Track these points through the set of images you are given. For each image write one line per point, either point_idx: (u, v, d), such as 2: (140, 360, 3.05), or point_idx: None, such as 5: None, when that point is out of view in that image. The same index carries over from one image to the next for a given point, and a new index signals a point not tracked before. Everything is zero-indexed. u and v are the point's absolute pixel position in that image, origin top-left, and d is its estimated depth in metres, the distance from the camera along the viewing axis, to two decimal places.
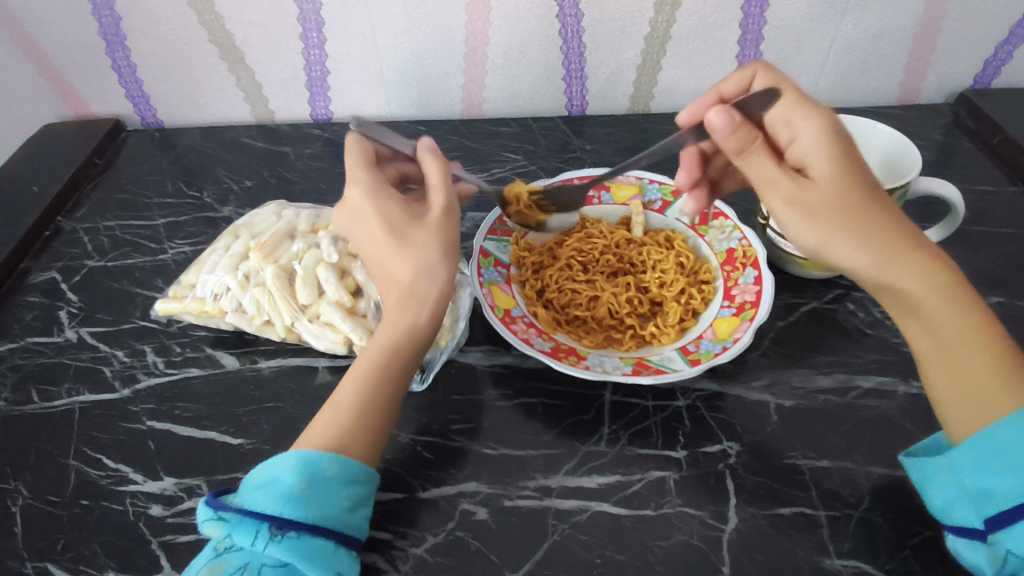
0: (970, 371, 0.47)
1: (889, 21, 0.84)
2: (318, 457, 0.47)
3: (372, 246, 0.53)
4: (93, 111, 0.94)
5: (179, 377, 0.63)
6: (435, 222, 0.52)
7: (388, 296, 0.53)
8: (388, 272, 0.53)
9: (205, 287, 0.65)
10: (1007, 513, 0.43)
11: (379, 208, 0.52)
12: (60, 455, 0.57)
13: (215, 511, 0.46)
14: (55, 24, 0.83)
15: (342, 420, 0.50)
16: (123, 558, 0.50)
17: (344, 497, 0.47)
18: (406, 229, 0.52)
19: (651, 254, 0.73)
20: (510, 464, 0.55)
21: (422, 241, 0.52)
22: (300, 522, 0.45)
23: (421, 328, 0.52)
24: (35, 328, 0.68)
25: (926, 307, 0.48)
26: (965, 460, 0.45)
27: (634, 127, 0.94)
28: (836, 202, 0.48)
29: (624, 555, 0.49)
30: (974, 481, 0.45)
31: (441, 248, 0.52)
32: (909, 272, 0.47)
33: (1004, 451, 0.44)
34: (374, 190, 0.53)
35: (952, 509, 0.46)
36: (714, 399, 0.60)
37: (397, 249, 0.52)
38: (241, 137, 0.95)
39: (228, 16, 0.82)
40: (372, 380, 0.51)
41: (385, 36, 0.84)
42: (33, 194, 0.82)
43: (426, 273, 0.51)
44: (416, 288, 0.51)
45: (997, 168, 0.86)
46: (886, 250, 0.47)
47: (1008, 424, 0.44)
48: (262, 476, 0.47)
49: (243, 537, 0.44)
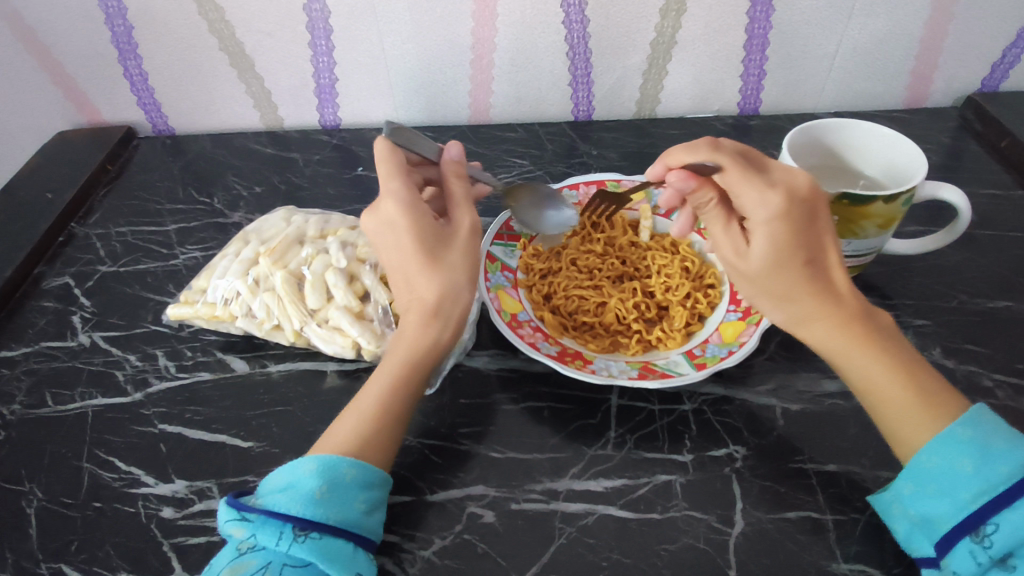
0: (890, 415, 0.49)
1: (896, 26, 0.84)
2: (338, 462, 0.48)
3: (400, 257, 0.53)
4: (105, 119, 0.96)
5: (190, 380, 0.64)
6: (463, 246, 0.54)
7: (408, 309, 0.54)
8: (411, 287, 0.53)
9: (216, 292, 0.66)
10: (951, 535, 0.44)
11: (416, 226, 0.53)
12: (73, 458, 0.58)
13: (238, 512, 0.46)
14: (69, 33, 0.85)
15: (364, 425, 0.51)
16: (135, 560, 0.51)
17: (361, 499, 0.48)
18: (437, 246, 0.53)
19: (655, 259, 0.74)
20: (517, 467, 0.56)
21: (452, 262, 0.53)
22: (322, 524, 0.45)
23: (440, 346, 0.54)
24: (49, 333, 0.69)
25: (816, 313, 0.51)
26: (905, 491, 0.47)
27: (640, 132, 0.94)
28: (768, 276, 0.51)
29: (631, 558, 0.50)
30: (918, 509, 0.46)
31: (467, 271, 0.54)
32: (820, 312, 0.51)
33: (935, 477, 0.46)
34: (410, 206, 0.53)
35: (908, 539, 0.47)
36: (721, 402, 0.60)
37: (426, 268, 0.53)
38: (252, 144, 0.96)
39: (239, 25, 0.83)
40: (394, 391, 0.52)
41: (393, 43, 0.85)
42: (47, 201, 0.84)
43: (451, 293, 0.53)
44: (440, 307, 0.53)
45: (1005, 172, 0.86)
46: (813, 265, 0.50)
47: (932, 451, 0.46)
48: (281, 478, 0.48)
49: (267, 538, 0.45)
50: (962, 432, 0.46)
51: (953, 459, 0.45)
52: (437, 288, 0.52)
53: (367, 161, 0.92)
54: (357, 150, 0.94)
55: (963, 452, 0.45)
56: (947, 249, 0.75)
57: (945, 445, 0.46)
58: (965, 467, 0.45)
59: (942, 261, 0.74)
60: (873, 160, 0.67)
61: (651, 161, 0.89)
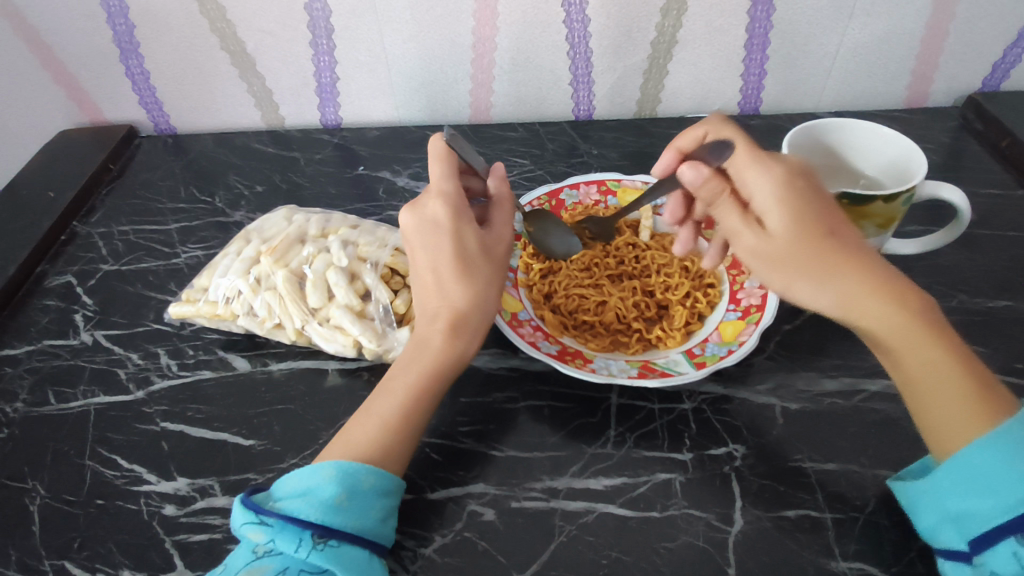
0: (945, 408, 0.47)
1: (896, 25, 0.84)
2: (358, 470, 0.48)
3: (437, 263, 0.55)
4: (107, 117, 0.96)
5: (192, 378, 0.64)
6: (496, 261, 0.57)
7: (433, 318, 0.55)
8: (443, 294, 0.55)
9: (218, 290, 0.66)
10: (990, 536, 0.43)
11: (462, 232, 0.55)
12: (75, 456, 0.58)
13: (255, 515, 0.46)
14: (71, 33, 0.85)
15: (384, 435, 0.51)
16: (137, 557, 0.51)
17: (378, 507, 0.48)
18: (476, 257, 0.55)
19: (655, 259, 0.74)
20: (517, 465, 0.56)
21: (486, 275, 0.56)
22: (341, 531, 0.46)
23: (465, 358, 0.55)
24: (52, 331, 0.70)
25: (865, 288, 0.49)
26: (943, 485, 0.46)
27: (640, 132, 0.94)
28: (800, 246, 0.49)
29: (630, 557, 0.50)
30: (955, 504, 0.45)
31: (497, 287, 0.57)
32: (869, 287, 0.49)
33: (981, 475, 0.44)
34: (458, 211, 0.55)
35: (939, 530, 0.46)
36: (720, 401, 0.60)
37: (462, 278, 0.54)
38: (253, 143, 0.96)
39: (241, 24, 0.84)
40: (416, 402, 0.53)
41: (394, 42, 0.85)
42: (49, 199, 0.84)
43: (481, 305, 0.55)
44: (469, 318, 0.55)
45: (1005, 172, 0.86)
46: (837, 234, 0.50)
47: (982, 447, 0.44)
48: (299, 483, 0.48)
49: (286, 543, 0.45)
50: (1016, 429, 0.44)
51: (1002, 459, 0.43)
52: (471, 298, 0.54)
53: (367, 160, 0.92)
54: (358, 149, 0.94)
55: (1014, 453, 0.43)
56: (946, 248, 0.75)
57: (994, 443, 0.44)
58: (1015, 467, 0.43)
59: (942, 260, 0.74)
60: (872, 160, 0.67)
61: (651, 161, 0.89)
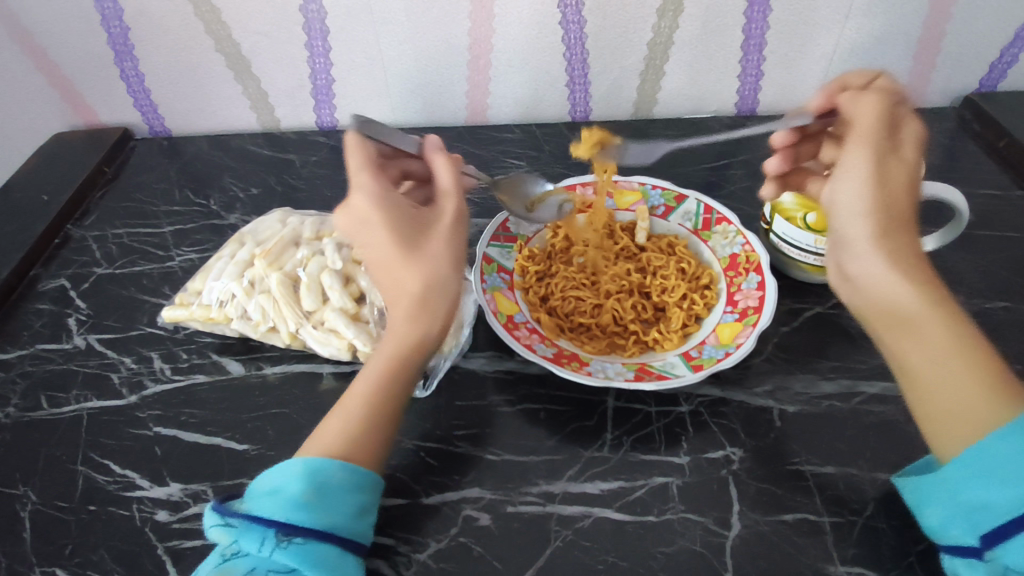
0: (951, 396, 0.44)
1: (894, 26, 0.84)
2: (325, 465, 0.47)
3: (377, 254, 0.52)
4: (102, 120, 0.96)
5: (185, 383, 0.64)
6: (444, 233, 0.52)
7: (394, 306, 0.52)
8: (394, 282, 0.51)
9: (211, 294, 0.65)
10: (1007, 529, 0.41)
11: (389, 215, 0.51)
12: (68, 461, 0.58)
13: (222, 517, 0.46)
14: (64, 34, 0.85)
15: (354, 431, 0.49)
16: (129, 563, 0.51)
17: (349, 503, 0.47)
18: (415, 236, 0.51)
19: (652, 261, 0.74)
20: (513, 470, 0.55)
21: (433, 250, 0.51)
22: (307, 529, 0.45)
23: (430, 343, 0.51)
24: (45, 335, 0.69)
25: (907, 259, 0.48)
26: (958, 476, 0.43)
27: (637, 132, 0.94)
28: (895, 187, 0.50)
29: (627, 562, 0.49)
30: (970, 496, 0.43)
31: (449, 260, 0.51)
32: (912, 262, 0.48)
33: (1002, 463, 0.41)
34: (379, 198, 0.52)
35: (950, 526, 0.44)
36: (718, 404, 0.60)
37: (405, 260, 0.50)
38: (248, 145, 0.95)
39: (235, 25, 0.83)
40: (384, 394, 0.51)
41: (389, 44, 0.85)
42: (42, 202, 0.84)
43: (436, 283, 0.50)
44: (427, 300, 0.50)
45: (1003, 172, 0.85)
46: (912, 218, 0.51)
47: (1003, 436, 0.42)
48: (269, 482, 0.47)
49: (250, 544, 0.44)
50: None
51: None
52: (421, 278, 0.50)
53: None
54: None
55: None
56: (945, 249, 0.74)
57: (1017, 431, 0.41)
58: None
59: (940, 262, 0.73)
60: None
61: (648, 162, 0.89)
